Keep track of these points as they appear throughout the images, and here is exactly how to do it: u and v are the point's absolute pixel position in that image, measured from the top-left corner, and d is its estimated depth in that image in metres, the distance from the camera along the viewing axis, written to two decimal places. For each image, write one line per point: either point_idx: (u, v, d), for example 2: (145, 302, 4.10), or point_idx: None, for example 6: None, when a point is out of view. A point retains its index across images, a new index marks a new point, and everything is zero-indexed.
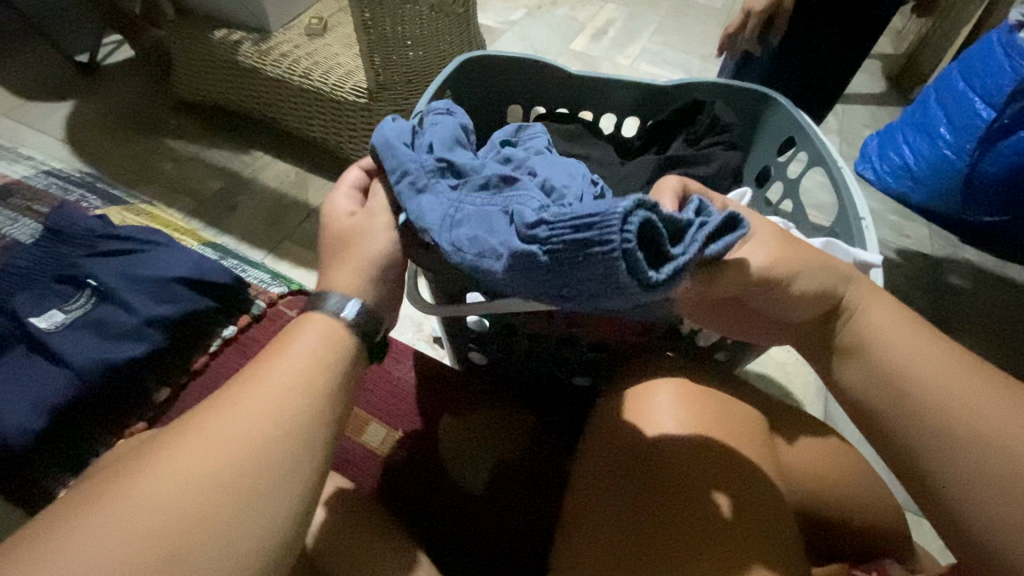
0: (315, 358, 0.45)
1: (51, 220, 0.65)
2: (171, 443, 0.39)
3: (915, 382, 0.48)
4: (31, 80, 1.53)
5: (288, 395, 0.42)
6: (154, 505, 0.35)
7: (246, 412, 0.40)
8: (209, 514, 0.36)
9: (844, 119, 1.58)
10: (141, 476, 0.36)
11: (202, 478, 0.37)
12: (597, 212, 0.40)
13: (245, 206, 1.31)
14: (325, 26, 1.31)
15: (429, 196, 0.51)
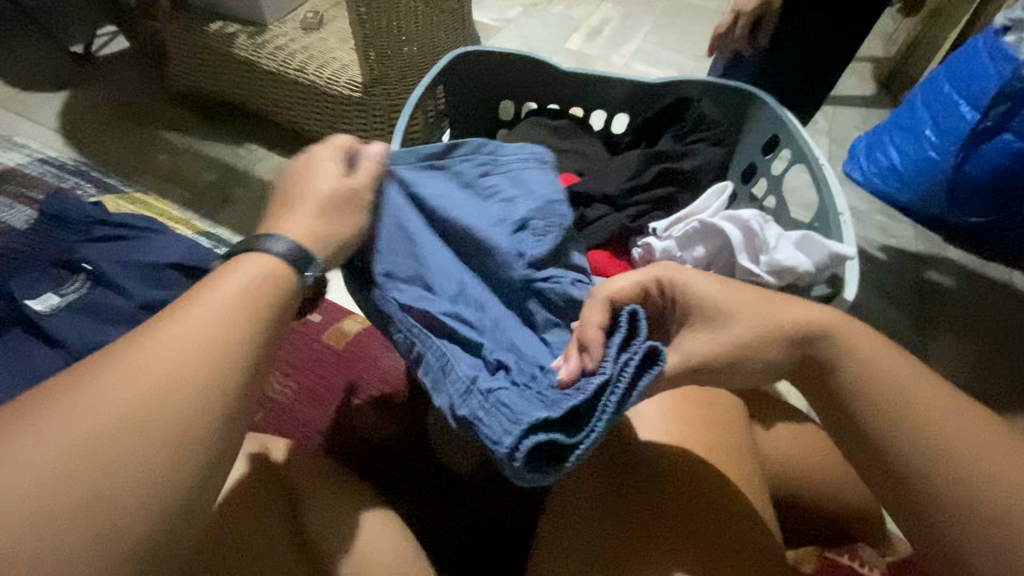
0: (246, 292, 0.44)
1: (47, 205, 0.66)
2: (98, 368, 0.38)
3: (887, 401, 0.46)
4: (26, 70, 1.53)
5: (226, 314, 0.42)
6: (77, 426, 0.35)
7: (181, 332, 0.40)
8: (150, 423, 0.36)
9: (834, 120, 1.61)
10: (65, 400, 0.36)
11: (134, 392, 0.37)
12: (494, 442, 0.50)
13: (239, 198, 1.32)
14: (321, 20, 1.32)
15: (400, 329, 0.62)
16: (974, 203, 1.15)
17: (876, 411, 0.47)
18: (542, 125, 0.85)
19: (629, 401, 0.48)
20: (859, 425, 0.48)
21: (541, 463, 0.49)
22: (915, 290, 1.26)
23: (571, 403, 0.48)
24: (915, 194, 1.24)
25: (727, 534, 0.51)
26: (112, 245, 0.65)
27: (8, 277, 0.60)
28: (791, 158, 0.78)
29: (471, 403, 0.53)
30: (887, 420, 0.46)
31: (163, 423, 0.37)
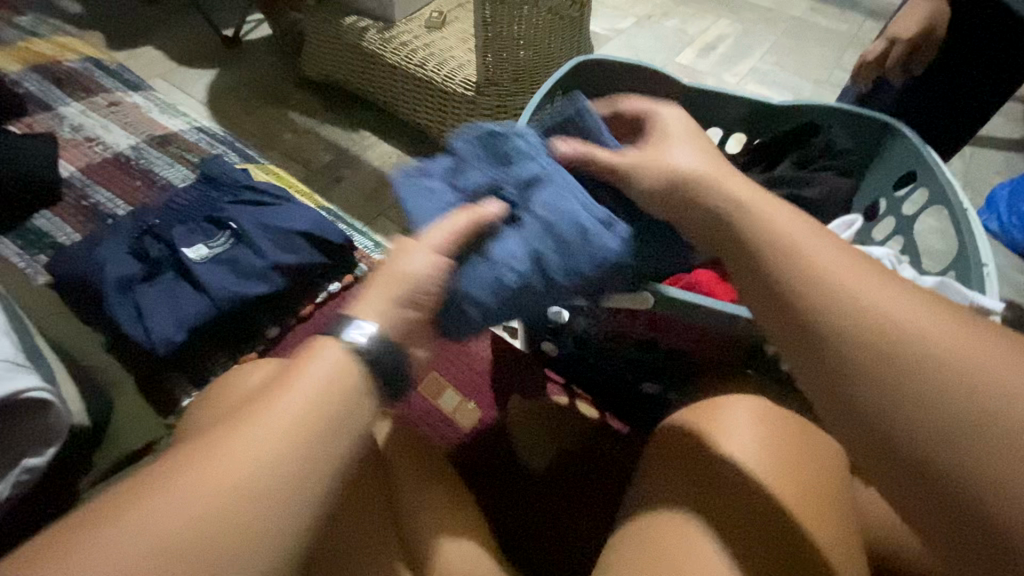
0: (329, 390, 0.41)
1: (208, 170, 0.76)
2: (165, 477, 0.36)
3: (931, 392, 0.34)
4: (186, 48, 1.74)
5: (306, 442, 0.39)
6: (132, 538, 0.34)
7: (218, 470, 0.37)
8: (164, 568, 0.33)
9: (971, 162, 1.46)
10: (135, 509, 0.35)
11: (191, 529, 0.34)
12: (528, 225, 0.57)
13: (350, 179, 1.42)
14: (445, 21, 1.39)
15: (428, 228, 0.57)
16: None
17: (932, 410, 0.34)
18: None
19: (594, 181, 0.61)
20: (915, 456, 0.34)
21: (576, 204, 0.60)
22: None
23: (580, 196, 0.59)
24: None
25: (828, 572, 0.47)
26: (250, 208, 0.72)
27: (170, 226, 0.70)
28: (929, 199, 0.71)
29: (527, 240, 0.56)
30: (939, 426, 0.34)
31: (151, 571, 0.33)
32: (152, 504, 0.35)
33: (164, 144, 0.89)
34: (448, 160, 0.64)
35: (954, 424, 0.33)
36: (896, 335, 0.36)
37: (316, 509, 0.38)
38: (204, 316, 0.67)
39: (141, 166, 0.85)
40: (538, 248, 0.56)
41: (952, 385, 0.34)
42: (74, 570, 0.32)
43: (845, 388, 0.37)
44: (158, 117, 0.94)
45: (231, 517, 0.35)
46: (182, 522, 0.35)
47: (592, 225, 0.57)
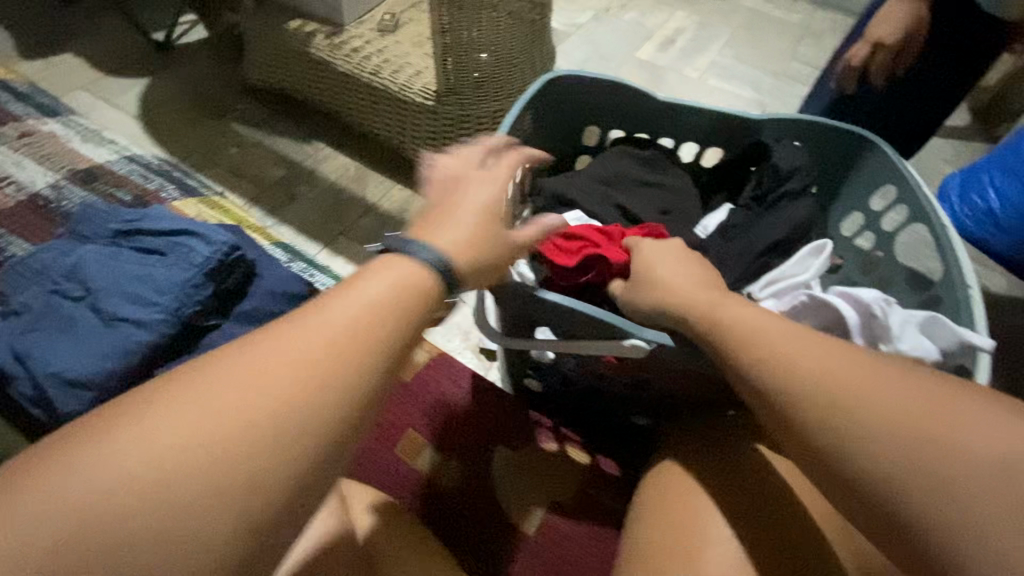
0: (396, 290, 0.39)
1: (137, 209, 0.63)
2: (307, 336, 0.36)
3: (920, 503, 0.36)
4: (112, 56, 1.59)
5: (349, 335, 0.36)
6: (202, 410, 0.32)
7: (188, 416, 0.32)
8: (189, 458, 0.31)
9: (923, 154, 1.56)
10: (212, 370, 0.34)
11: (235, 416, 0.33)
12: (180, 293, 0.55)
13: (304, 197, 1.33)
14: (397, 23, 1.31)
15: (95, 324, 0.52)
16: None
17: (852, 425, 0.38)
18: (627, 157, 0.81)
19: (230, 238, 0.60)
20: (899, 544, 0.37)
21: (228, 272, 0.59)
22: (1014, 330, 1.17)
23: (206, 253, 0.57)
24: (1012, 242, 1.17)
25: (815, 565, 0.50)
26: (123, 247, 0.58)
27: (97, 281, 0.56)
28: (908, 216, 0.70)
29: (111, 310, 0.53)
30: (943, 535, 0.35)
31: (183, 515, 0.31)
32: (105, 441, 0.31)
33: (89, 179, 0.79)
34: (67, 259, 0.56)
35: (939, 523, 0.35)
36: (863, 445, 0.38)
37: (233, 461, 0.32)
38: (108, 369, 0.50)
39: (64, 209, 0.76)
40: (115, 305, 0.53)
41: (953, 493, 0.35)
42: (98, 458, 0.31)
43: (866, 503, 0.38)
44: (78, 147, 0.85)
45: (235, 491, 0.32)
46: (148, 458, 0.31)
47: (208, 257, 0.57)
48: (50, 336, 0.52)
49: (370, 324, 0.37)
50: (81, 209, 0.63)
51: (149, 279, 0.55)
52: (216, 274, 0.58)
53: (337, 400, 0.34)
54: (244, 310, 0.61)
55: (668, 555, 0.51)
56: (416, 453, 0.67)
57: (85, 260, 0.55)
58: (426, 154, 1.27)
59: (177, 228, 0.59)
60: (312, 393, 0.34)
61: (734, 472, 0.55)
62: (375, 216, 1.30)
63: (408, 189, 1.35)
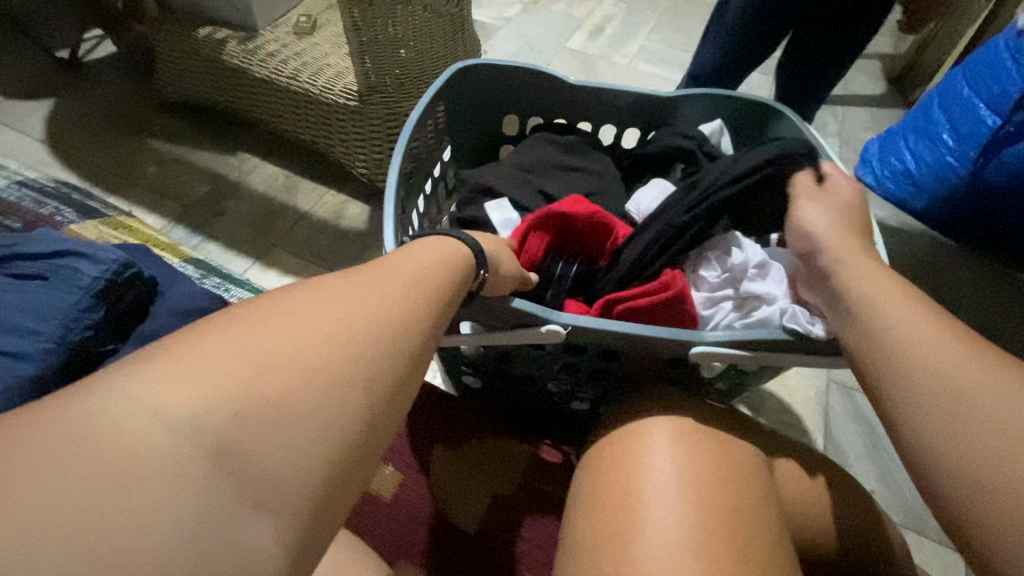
0: (443, 261, 0.47)
1: (14, 236, 0.59)
2: (379, 286, 0.40)
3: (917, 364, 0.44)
4: (10, 78, 1.48)
5: (412, 291, 0.41)
6: (293, 338, 0.34)
7: (332, 310, 0.36)
8: (287, 379, 0.32)
9: (844, 122, 1.63)
10: (296, 308, 0.36)
11: (332, 344, 0.34)
12: (66, 317, 0.51)
13: (233, 211, 1.27)
14: (315, 24, 1.27)
15: None
16: (990, 213, 1.15)
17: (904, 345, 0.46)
18: (548, 144, 0.81)
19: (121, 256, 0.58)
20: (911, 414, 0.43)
21: (121, 293, 0.56)
22: (940, 284, 1.22)
23: (92, 274, 0.54)
24: (930, 199, 1.21)
25: (747, 535, 0.50)
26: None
27: None
28: None
29: None
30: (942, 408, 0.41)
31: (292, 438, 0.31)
32: (270, 322, 0.34)
33: None
34: None
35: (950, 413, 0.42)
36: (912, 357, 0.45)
37: (336, 390, 0.33)
38: None
39: None
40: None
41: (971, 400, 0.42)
42: (198, 375, 0.30)
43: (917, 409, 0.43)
44: None
45: (379, 378, 0.35)
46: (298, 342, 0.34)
47: (96, 278, 0.54)
48: None
49: (428, 285, 0.43)
50: None
51: (29, 306, 0.51)
52: (106, 296, 0.55)
53: (434, 316, 0.42)
54: (145, 331, 0.57)
55: (601, 543, 0.50)
56: None
57: None
58: (356, 156, 1.24)
59: (63, 249, 0.56)
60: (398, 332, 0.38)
61: (663, 450, 0.56)
62: (310, 225, 1.26)
63: (342, 194, 1.31)
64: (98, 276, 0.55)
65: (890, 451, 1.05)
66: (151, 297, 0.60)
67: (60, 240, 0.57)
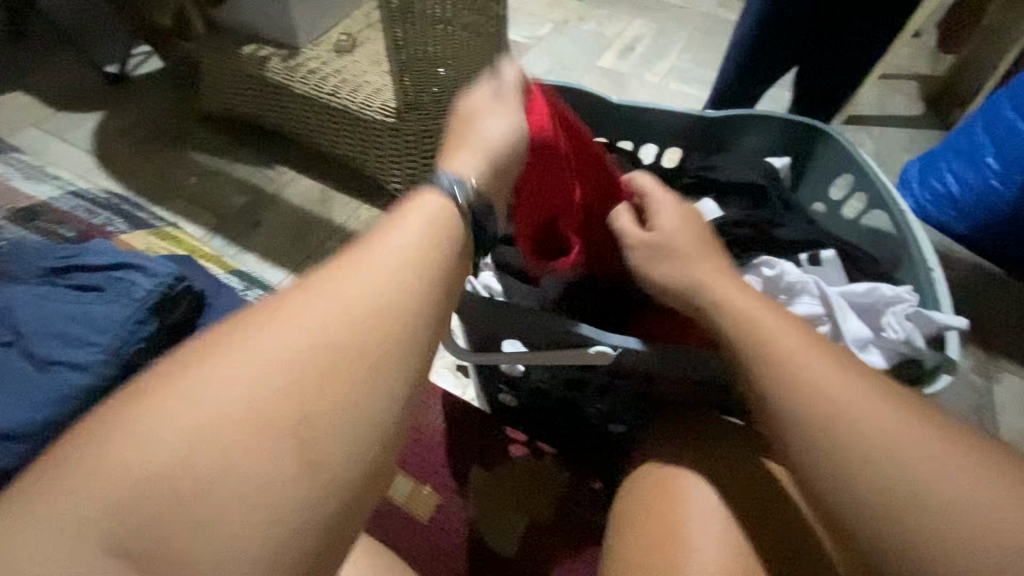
0: (430, 235, 0.40)
1: (69, 248, 0.60)
2: (338, 292, 0.35)
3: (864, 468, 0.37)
4: (62, 91, 1.55)
5: (392, 289, 0.36)
6: (238, 384, 0.31)
7: (286, 339, 0.32)
8: (240, 429, 0.30)
9: (881, 143, 1.60)
10: (245, 342, 0.32)
11: (288, 379, 0.31)
12: (121, 331, 0.52)
13: (269, 223, 1.29)
14: (354, 42, 1.30)
15: (28, 372, 0.49)
16: None
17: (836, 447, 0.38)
18: None
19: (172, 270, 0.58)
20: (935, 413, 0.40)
21: (172, 306, 0.57)
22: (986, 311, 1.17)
23: (145, 287, 0.55)
24: (974, 223, 1.18)
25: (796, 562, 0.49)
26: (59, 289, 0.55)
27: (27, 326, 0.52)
28: (867, 204, 0.71)
29: (47, 356, 0.49)
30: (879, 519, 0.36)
31: (239, 500, 0.29)
32: (214, 369, 0.31)
33: (33, 219, 0.76)
34: None
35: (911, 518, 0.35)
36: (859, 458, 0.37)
37: (291, 437, 0.30)
38: (45, 418, 0.47)
39: None
40: (49, 350, 0.50)
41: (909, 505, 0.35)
42: (144, 437, 0.29)
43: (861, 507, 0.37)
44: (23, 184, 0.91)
45: (310, 450, 0.31)
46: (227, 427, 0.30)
47: (148, 292, 0.55)
48: None
49: (406, 274, 0.37)
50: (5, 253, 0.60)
51: (86, 319, 0.52)
52: (159, 309, 0.55)
53: (419, 306, 0.36)
54: None
55: None
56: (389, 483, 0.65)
57: (14, 304, 0.52)
58: (391, 171, 1.25)
59: (118, 261, 0.57)
60: (365, 349, 0.33)
61: (710, 470, 0.54)
62: (344, 238, 1.27)
63: (375, 209, 1.33)
64: (151, 290, 0.55)
65: None
66: (199, 309, 0.60)
67: (117, 252, 0.59)
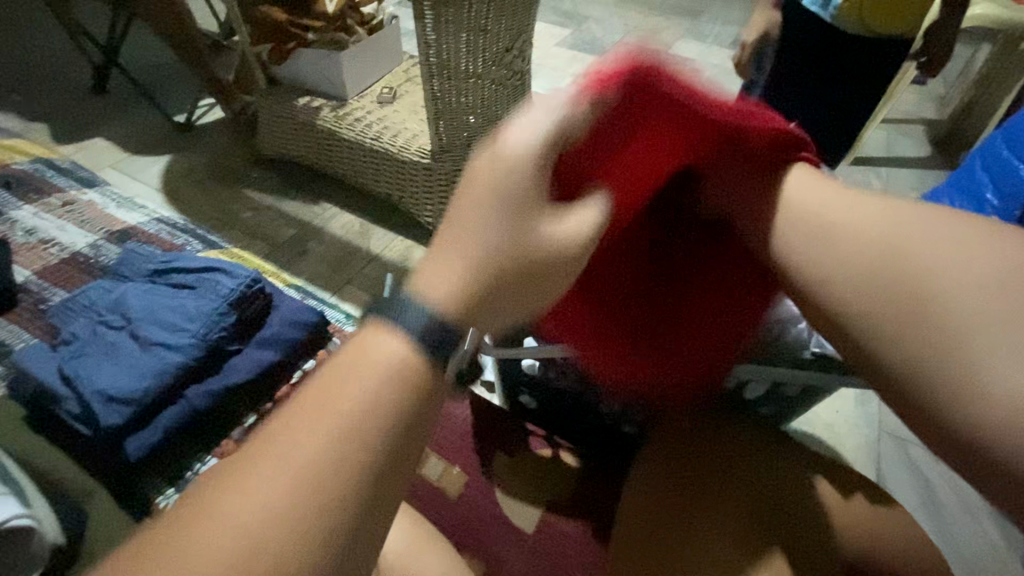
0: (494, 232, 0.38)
1: (173, 258, 0.82)
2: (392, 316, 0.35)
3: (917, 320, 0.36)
4: (138, 137, 1.76)
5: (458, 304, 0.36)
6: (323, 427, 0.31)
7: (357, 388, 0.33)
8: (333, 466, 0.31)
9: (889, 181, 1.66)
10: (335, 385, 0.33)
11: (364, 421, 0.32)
12: (206, 322, 0.73)
13: (314, 251, 1.43)
14: (395, 94, 1.46)
15: (140, 351, 0.70)
16: None
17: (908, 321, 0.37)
18: None
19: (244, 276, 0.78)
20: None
21: (242, 305, 0.76)
22: None
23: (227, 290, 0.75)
24: None
25: (790, 563, 0.54)
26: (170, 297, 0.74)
27: (143, 317, 0.73)
28: None
29: (155, 337, 0.71)
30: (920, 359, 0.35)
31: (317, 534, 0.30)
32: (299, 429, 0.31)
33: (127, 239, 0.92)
34: (119, 298, 0.75)
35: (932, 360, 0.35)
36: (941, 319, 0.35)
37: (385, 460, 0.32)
38: (148, 383, 0.68)
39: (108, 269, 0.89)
40: (152, 335, 0.71)
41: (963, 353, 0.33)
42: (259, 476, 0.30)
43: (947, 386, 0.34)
44: (119, 215, 1.12)
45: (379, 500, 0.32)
46: (333, 442, 0.31)
47: (225, 296, 0.75)
48: (102, 359, 0.70)
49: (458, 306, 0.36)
50: (128, 263, 0.83)
51: (181, 314, 0.73)
52: (232, 304, 0.75)
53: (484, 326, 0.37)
54: (260, 336, 0.78)
55: (644, 545, 0.57)
56: (421, 462, 0.74)
57: (135, 300, 0.74)
58: (425, 206, 1.38)
59: (208, 266, 0.79)
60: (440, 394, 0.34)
61: (709, 457, 0.62)
62: (380, 265, 1.39)
63: (408, 240, 1.45)
64: (226, 294, 0.75)
65: (947, 505, 1.04)
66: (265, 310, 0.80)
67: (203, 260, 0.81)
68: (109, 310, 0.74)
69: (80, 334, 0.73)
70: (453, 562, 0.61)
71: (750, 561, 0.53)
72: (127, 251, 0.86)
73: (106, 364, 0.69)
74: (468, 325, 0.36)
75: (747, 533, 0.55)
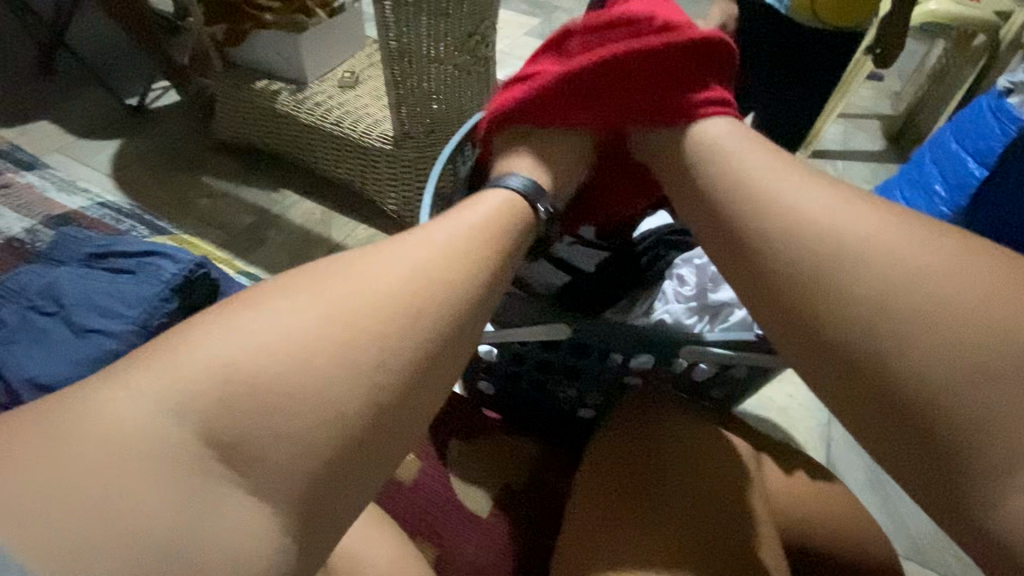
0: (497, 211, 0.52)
1: (114, 242, 0.79)
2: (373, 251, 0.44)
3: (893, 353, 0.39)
4: (87, 120, 1.68)
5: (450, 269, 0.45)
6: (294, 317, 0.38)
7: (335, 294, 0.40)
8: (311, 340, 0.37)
9: (846, 174, 1.71)
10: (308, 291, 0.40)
11: (335, 318, 0.39)
12: (144, 308, 0.70)
13: (273, 240, 1.39)
14: (357, 79, 1.43)
15: (74, 338, 0.67)
16: None
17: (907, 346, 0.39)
18: None
19: (188, 260, 0.75)
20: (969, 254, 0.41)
21: (186, 290, 0.74)
22: None
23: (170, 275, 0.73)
24: None
25: (732, 545, 0.55)
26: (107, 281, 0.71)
27: (78, 304, 0.70)
28: None
29: (89, 323, 0.68)
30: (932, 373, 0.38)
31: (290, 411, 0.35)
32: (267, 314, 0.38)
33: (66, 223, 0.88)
34: (54, 283, 0.72)
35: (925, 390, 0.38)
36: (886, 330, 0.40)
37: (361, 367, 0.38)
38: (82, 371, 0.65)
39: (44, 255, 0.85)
40: (87, 321, 0.68)
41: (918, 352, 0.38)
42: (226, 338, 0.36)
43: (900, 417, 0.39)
44: (60, 199, 1.07)
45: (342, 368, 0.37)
46: (297, 335, 0.37)
47: (168, 281, 0.73)
48: (34, 347, 0.67)
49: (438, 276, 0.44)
50: (66, 248, 0.79)
51: (119, 299, 0.70)
52: (174, 289, 0.73)
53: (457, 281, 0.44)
54: None
55: (591, 532, 0.57)
56: None
57: (71, 286, 0.71)
58: (388, 194, 1.36)
59: (151, 250, 0.76)
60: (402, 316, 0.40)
61: (656, 441, 0.62)
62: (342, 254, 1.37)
63: (372, 228, 1.43)
64: (169, 279, 0.73)
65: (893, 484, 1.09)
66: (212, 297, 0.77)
67: (147, 244, 0.78)
68: (43, 296, 0.71)
69: (11, 321, 0.69)
70: (405, 546, 0.61)
71: (693, 544, 0.54)
72: (66, 236, 0.82)
73: (37, 352, 0.66)
74: (445, 291, 0.43)
75: (691, 518, 0.56)
